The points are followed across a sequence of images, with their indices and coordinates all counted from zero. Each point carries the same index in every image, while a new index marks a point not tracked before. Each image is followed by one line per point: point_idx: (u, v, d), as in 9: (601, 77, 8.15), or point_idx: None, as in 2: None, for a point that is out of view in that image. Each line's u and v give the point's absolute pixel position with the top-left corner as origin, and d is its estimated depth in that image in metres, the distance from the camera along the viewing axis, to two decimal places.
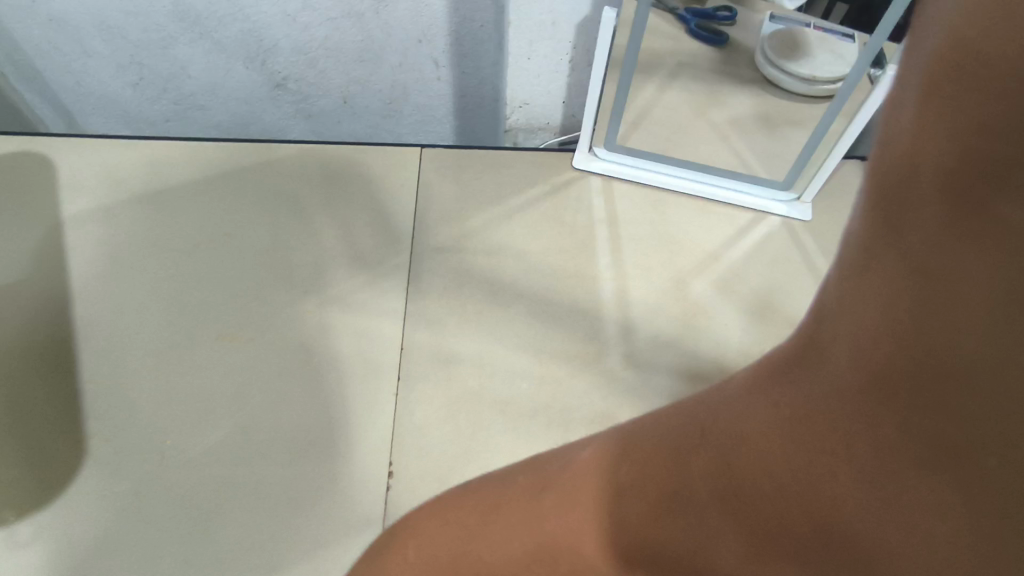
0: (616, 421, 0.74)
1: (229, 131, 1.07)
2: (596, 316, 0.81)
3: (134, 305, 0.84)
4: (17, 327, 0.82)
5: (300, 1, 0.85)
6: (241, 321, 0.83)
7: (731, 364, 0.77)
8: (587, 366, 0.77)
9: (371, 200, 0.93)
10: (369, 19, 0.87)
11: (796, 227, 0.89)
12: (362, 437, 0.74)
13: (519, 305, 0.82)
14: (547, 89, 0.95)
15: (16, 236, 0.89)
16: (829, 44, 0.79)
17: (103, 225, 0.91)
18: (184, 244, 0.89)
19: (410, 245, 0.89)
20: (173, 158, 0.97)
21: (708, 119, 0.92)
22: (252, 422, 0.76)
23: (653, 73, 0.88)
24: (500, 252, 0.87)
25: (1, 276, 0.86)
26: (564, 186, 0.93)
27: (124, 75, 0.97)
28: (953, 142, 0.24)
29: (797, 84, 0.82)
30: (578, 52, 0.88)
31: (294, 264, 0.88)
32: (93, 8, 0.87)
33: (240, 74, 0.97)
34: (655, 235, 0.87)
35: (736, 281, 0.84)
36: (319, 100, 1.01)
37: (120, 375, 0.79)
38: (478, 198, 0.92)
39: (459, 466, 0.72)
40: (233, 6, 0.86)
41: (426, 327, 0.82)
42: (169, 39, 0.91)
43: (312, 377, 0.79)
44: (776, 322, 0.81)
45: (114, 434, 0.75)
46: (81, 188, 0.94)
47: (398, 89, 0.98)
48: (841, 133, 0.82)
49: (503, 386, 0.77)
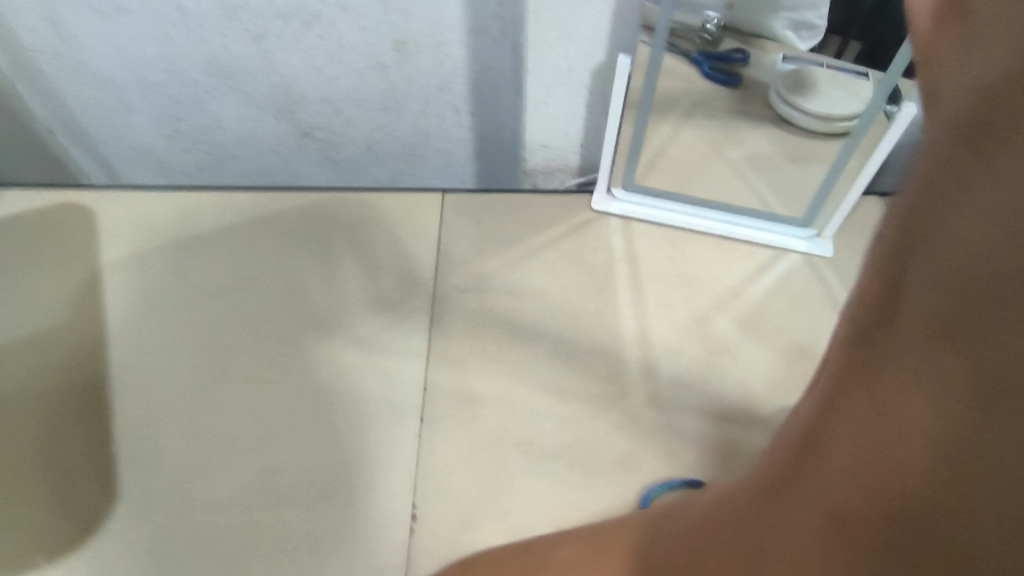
0: (639, 461, 0.76)
1: (256, 179, 1.11)
2: (618, 358, 0.83)
3: (161, 351, 0.84)
4: (51, 370, 0.83)
5: (327, 55, 0.89)
6: (267, 364, 0.83)
7: (752, 401, 0.80)
8: (610, 406, 0.79)
9: (394, 242, 0.95)
10: (393, 70, 0.91)
11: (817, 262, 0.92)
12: (387, 480, 0.75)
13: (542, 347, 0.84)
14: (564, 132, 0.98)
15: (50, 280, 0.91)
16: (841, 82, 0.84)
17: (131, 271, 0.92)
18: (208, 287, 0.90)
19: (432, 286, 0.91)
20: (200, 204, 1.00)
21: (725, 156, 0.96)
22: (279, 465, 0.76)
23: (670, 113, 0.93)
24: (522, 293, 0.89)
25: (35, 320, 0.87)
26: (585, 226, 0.96)
27: (160, 128, 1.01)
28: (944, 89, 0.20)
29: (811, 120, 0.88)
30: (595, 96, 0.92)
31: (314, 309, 0.88)
32: (133, 66, 0.92)
33: (269, 125, 1.01)
34: (676, 273, 0.91)
35: (756, 318, 0.87)
36: (343, 148, 1.05)
37: (149, 417, 0.79)
38: (501, 239, 0.95)
39: (488, 510, 0.73)
40: (265, 62, 0.90)
41: (448, 368, 0.83)
42: (204, 94, 0.96)
43: (338, 420, 0.79)
44: (795, 357, 0.84)
45: (143, 478, 0.75)
46: (113, 234, 0.96)
47: (420, 136, 1.02)
48: (858, 171, 0.87)
49: (528, 427, 0.78)
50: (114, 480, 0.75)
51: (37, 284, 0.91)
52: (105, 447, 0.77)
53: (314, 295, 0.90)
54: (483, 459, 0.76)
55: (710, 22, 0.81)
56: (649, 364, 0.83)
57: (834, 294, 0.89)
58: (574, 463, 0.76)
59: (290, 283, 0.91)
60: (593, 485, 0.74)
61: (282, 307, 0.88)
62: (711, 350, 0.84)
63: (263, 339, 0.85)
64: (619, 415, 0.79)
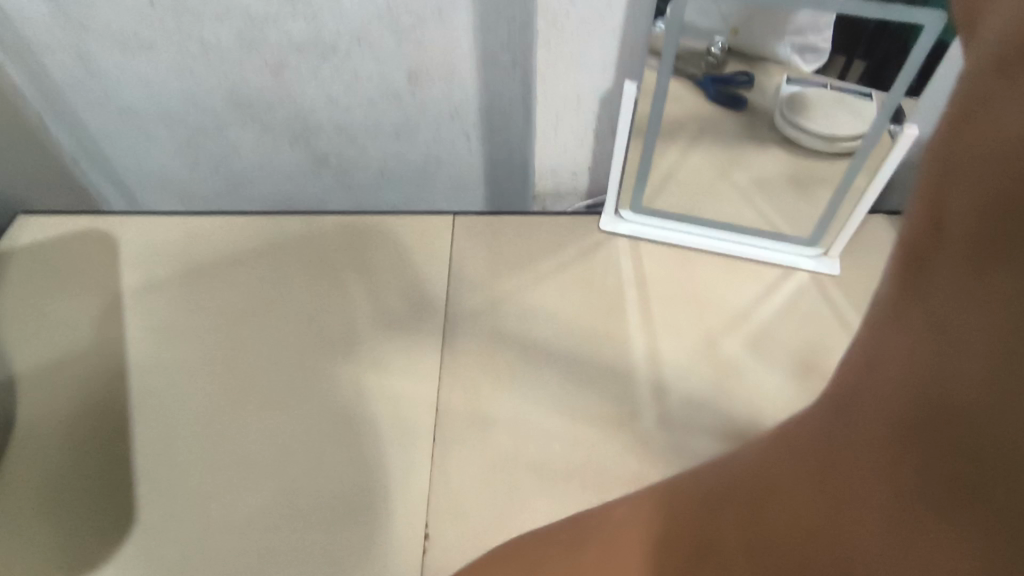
0: (650, 482, 0.76)
1: (273, 205, 1.14)
2: (629, 379, 0.84)
3: (179, 373, 0.86)
4: (74, 393, 0.85)
5: (343, 85, 0.92)
6: (283, 386, 0.85)
7: (763, 421, 0.80)
8: (621, 427, 0.80)
9: (406, 265, 0.97)
10: (406, 98, 0.94)
11: (825, 282, 0.93)
12: (401, 501, 0.76)
13: (553, 368, 0.85)
14: (573, 156, 1.00)
15: (74, 305, 0.94)
16: (847, 103, 0.82)
17: (151, 296, 0.94)
18: (226, 311, 0.92)
19: (444, 309, 0.92)
20: (219, 230, 1.02)
21: (733, 180, 0.96)
22: (295, 486, 0.77)
23: (675, 138, 0.92)
24: (533, 314, 0.91)
25: (59, 344, 0.90)
26: (594, 248, 0.98)
27: (181, 156, 1.05)
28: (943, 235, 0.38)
29: (817, 143, 0.86)
30: (602, 121, 0.94)
31: (324, 333, 0.90)
32: (158, 99, 0.95)
33: (286, 153, 1.04)
34: (685, 294, 0.92)
35: (766, 338, 0.87)
36: (357, 174, 1.07)
37: (168, 439, 0.81)
38: (511, 262, 0.97)
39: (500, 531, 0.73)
40: (282, 92, 0.93)
41: (461, 390, 0.84)
42: (223, 123, 0.99)
43: (352, 441, 0.80)
44: (806, 376, 0.83)
45: (161, 499, 0.77)
46: (134, 259, 0.99)
47: (432, 162, 1.04)
48: (864, 191, 0.87)
49: (540, 448, 0.79)
50: (133, 501, 0.77)
51: (62, 308, 0.93)
52: (125, 469, 0.79)
53: (325, 317, 0.92)
54: (495, 480, 0.77)
55: (716, 45, 0.79)
56: (659, 385, 0.83)
57: (844, 314, 0.89)
58: (586, 484, 0.76)
59: (301, 307, 0.92)
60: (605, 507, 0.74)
61: (293, 331, 0.90)
62: (721, 371, 0.84)
63: (277, 361, 0.87)
64: (631, 436, 0.79)
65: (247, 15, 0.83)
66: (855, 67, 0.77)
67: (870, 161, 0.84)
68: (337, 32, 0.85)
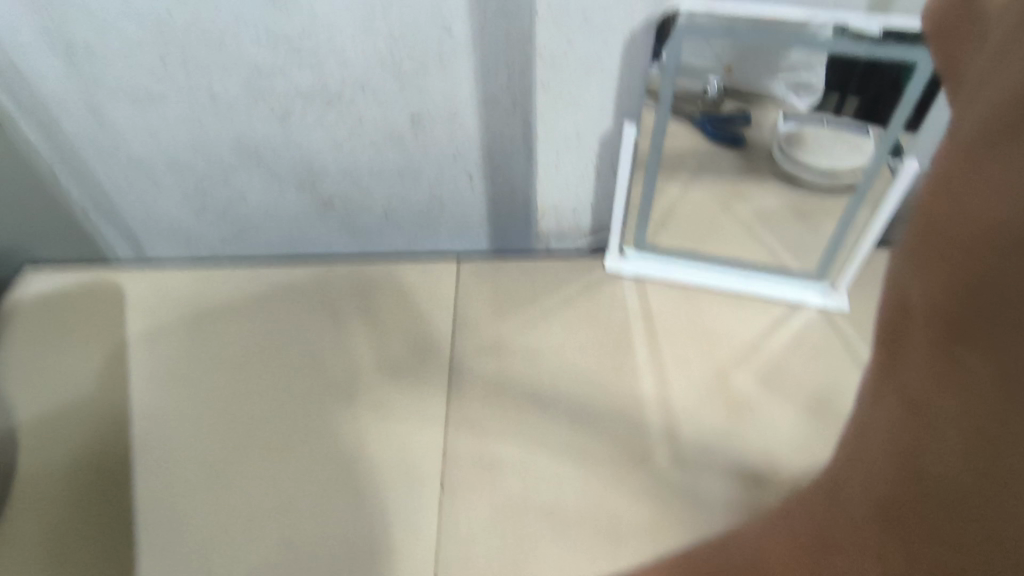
0: (670, 526, 0.74)
1: (278, 249, 1.15)
2: (640, 420, 0.82)
3: (181, 422, 0.85)
4: (75, 444, 0.84)
5: (347, 130, 0.94)
6: (288, 433, 0.84)
7: (778, 458, 0.78)
8: (632, 468, 0.78)
9: (412, 307, 0.97)
10: (409, 142, 0.95)
11: (833, 314, 0.92)
12: (409, 549, 0.73)
13: (561, 408, 0.84)
14: (575, 194, 1.01)
15: (79, 355, 0.93)
16: (844, 138, 0.83)
17: (155, 345, 0.94)
18: (231, 358, 0.92)
19: (450, 350, 0.91)
20: (224, 275, 1.03)
21: (736, 214, 0.97)
22: (299, 537, 0.75)
23: (678, 173, 0.93)
24: (539, 353, 0.90)
25: (63, 395, 0.89)
26: (599, 285, 0.98)
27: (188, 203, 1.06)
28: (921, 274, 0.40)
29: (817, 177, 0.89)
30: (603, 159, 0.95)
31: (328, 381, 0.89)
32: (166, 148, 0.97)
33: (291, 197, 1.05)
34: (692, 330, 0.91)
35: (777, 373, 0.86)
36: (362, 216, 1.08)
37: (171, 491, 0.79)
38: (516, 301, 0.96)
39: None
40: (288, 138, 0.95)
41: (468, 432, 0.82)
42: (230, 170, 1.00)
43: (358, 489, 0.79)
44: (819, 411, 0.82)
45: (162, 553, 0.74)
46: (141, 307, 0.99)
47: (436, 203, 1.05)
48: (867, 224, 0.87)
49: (550, 492, 0.77)
50: (133, 556, 0.74)
51: (68, 358, 0.93)
52: (125, 522, 0.77)
53: (328, 363, 0.91)
54: (507, 528, 0.74)
55: (710, 86, 0.81)
56: (671, 424, 0.82)
57: (854, 346, 0.88)
58: (600, 530, 0.74)
59: (306, 353, 0.92)
60: (620, 553, 0.72)
61: (298, 377, 0.89)
62: (732, 408, 0.83)
63: (281, 408, 0.86)
64: (645, 479, 0.77)
65: (253, 66, 0.85)
66: (850, 105, 0.78)
67: (871, 193, 0.84)
68: (341, 79, 0.87)
